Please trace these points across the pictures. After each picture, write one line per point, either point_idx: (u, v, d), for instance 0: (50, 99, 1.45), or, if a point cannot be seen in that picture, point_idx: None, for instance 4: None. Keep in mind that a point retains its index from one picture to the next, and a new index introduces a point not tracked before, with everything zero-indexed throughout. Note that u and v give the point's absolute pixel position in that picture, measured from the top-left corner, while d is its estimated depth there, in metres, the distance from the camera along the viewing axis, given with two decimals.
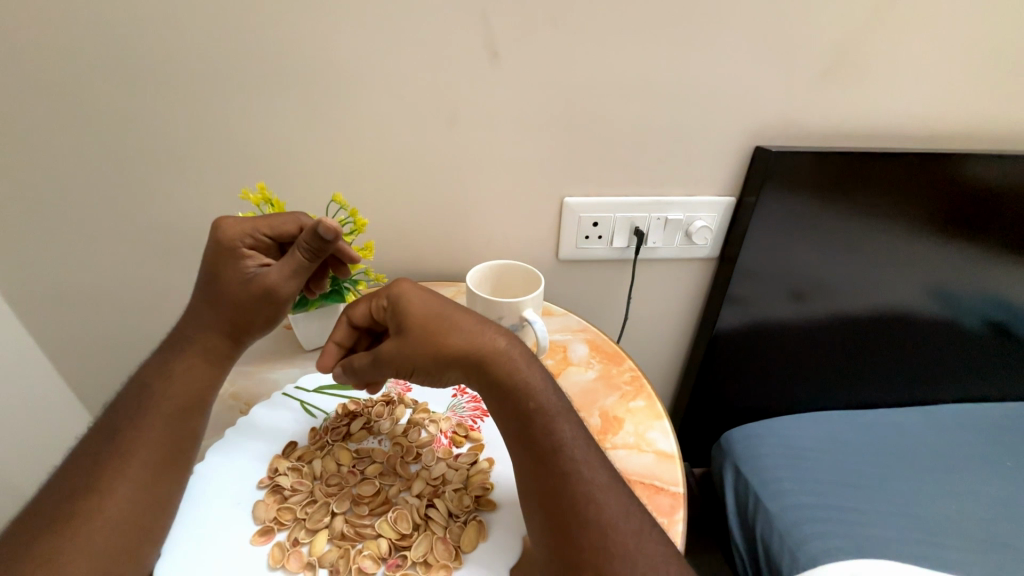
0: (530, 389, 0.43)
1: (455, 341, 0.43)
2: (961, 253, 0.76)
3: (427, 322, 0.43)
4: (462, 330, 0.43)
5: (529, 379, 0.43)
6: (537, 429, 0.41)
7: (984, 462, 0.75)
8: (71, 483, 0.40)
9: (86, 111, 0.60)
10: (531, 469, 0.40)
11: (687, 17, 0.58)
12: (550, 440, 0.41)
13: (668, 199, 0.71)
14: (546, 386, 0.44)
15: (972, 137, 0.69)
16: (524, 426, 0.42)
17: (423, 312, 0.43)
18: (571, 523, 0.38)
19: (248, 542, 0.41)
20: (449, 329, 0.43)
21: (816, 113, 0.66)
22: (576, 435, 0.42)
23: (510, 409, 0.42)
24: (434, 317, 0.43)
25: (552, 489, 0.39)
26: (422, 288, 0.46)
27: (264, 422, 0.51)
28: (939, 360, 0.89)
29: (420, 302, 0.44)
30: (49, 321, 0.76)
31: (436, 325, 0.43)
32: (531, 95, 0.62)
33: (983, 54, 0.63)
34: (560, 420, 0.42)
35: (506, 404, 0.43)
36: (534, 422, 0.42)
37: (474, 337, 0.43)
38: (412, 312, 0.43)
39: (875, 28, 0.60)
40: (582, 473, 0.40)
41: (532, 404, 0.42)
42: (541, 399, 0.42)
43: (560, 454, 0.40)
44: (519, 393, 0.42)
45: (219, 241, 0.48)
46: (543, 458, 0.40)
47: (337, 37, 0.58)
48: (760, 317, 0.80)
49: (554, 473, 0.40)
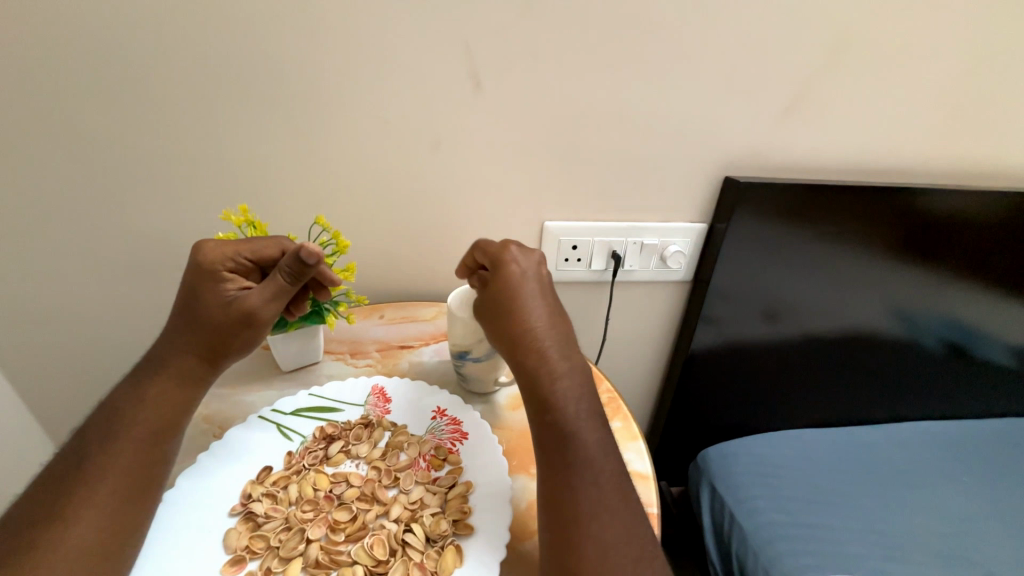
0: (562, 400, 0.46)
1: (519, 329, 0.48)
2: (917, 278, 0.81)
3: (511, 297, 0.48)
4: (531, 322, 0.48)
5: (565, 391, 0.46)
6: (563, 432, 0.45)
7: (942, 477, 0.79)
8: (32, 512, 0.39)
9: (62, 129, 0.60)
10: (547, 472, 0.44)
11: (660, 55, 0.62)
12: (570, 451, 0.44)
13: (644, 224, 0.74)
14: (584, 401, 0.47)
15: (923, 170, 0.74)
16: (550, 432, 0.45)
17: (513, 287, 0.49)
18: (568, 535, 0.40)
19: (218, 572, 0.40)
20: (522, 315, 0.48)
21: (781, 146, 0.70)
22: (598, 453, 0.44)
23: (543, 411, 0.46)
24: (515, 298, 0.48)
25: (559, 498, 0.42)
26: (532, 271, 0.50)
27: (238, 446, 0.50)
28: (901, 379, 0.93)
29: (519, 278, 0.49)
30: (11, 340, 0.73)
31: (514, 306, 0.48)
32: (512, 123, 0.64)
33: (929, 96, 0.68)
34: (583, 436, 0.45)
35: (541, 406, 0.46)
36: (560, 432, 0.45)
37: (538, 330, 0.48)
38: (505, 280, 0.49)
39: (832, 70, 0.65)
40: (591, 490, 0.42)
41: (562, 413, 0.45)
42: (571, 413, 0.45)
43: (574, 467, 0.43)
44: (554, 401, 0.46)
45: (198, 263, 0.48)
46: (559, 466, 0.44)
47: (324, 63, 0.59)
48: (732, 338, 0.83)
49: (564, 483, 0.43)
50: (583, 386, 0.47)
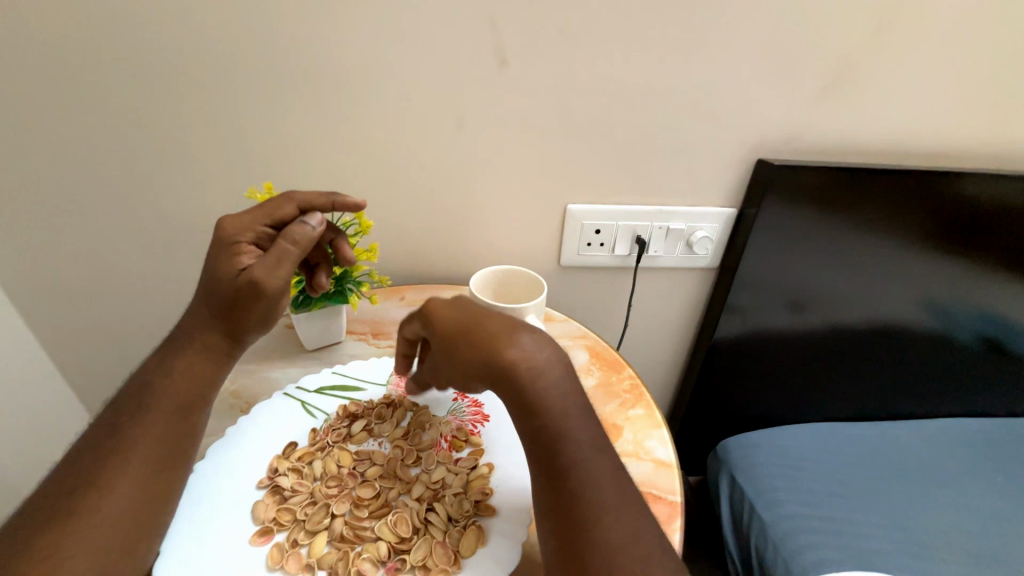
0: (540, 409, 0.39)
1: (472, 356, 0.41)
2: (958, 269, 0.77)
3: (450, 334, 0.43)
4: (478, 347, 0.41)
5: (541, 398, 0.40)
6: (552, 435, 0.39)
7: (976, 476, 0.76)
8: (72, 479, 0.40)
9: (92, 107, 0.60)
10: (542, 483, 0.40)
11: (694, 30, 0.59)
12: (562, 459, 0.39)
13: (671, 209, 0.71)
14: (568, 398, 0.41)
15: (972, 155, 0.70)
16: (537, 443, 0.40)
17: (448, 326, 0.43)
18: (572, 545, 0.37)
19: (247, 542, 0.41)
20: (465, 342, 0.42)
21: (818, 127, 0.66)
22: (592, 454, 0.39)
23: (524, 427, 0.40)
24: (456, 328, 0.43)
25: (558, 507, 0.38)
26: (450, 299, 0.45)
27: (265, 421, 0.51)
28: (934, 374, 0.89)
29: (447, 312, 0.44)
30: (49, 314, 0.76)
31: (458, 339, 0.42)
32: (536, 101, 0.63)
33: (983, 74, 0.64)
34: (572, 440, 0.39)
35: (520, 419, 0.40)
36: (546, 443, 0.39)
37: (497, 344, 0.41)
38: (439, 327, 0.44)
39: (878, 46, 0.61)
40: (590, 496, 0.38)
41: (548, 416, 0.39)
42: (554, 419, 0.39)
43: (569, 474, 0.39)
44: (532, 411, 0.40)
45: (218, 235, 0.48)
46: (552, 475, 0.39)
47: (347, 40, 0.58)
48: (758, 327, 0.81)
49: (561, 493, 0.38)
50: (565, 379, 0.41)
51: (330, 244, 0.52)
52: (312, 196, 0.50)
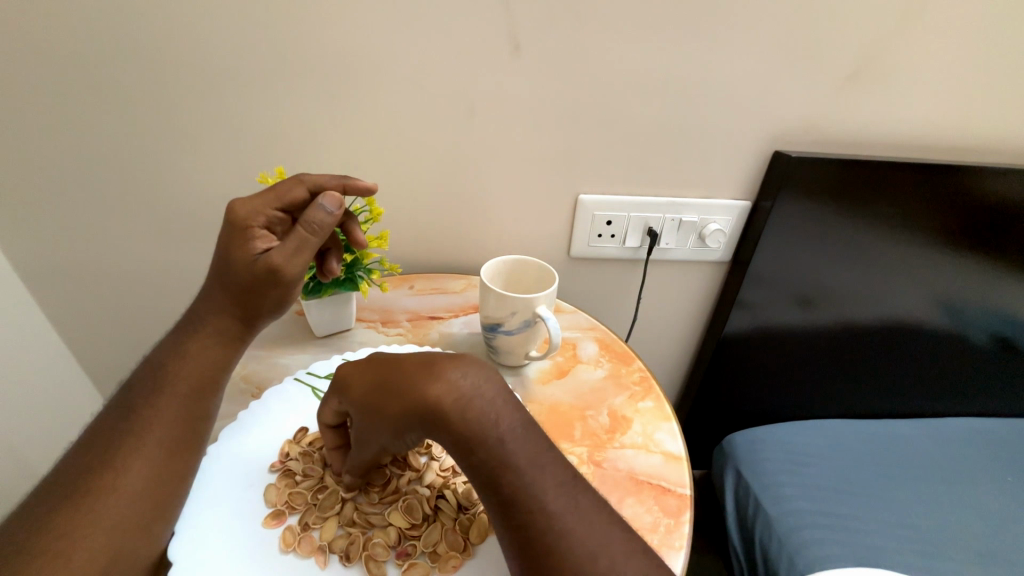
0: (473, 441, 0.36)
1: (392, 408, 0.38)
2: (975, 267, 0.75)
3: (366, 395, 0.40)
4: (395, 398, 0.38)
5: (470, 430, 0.36)
6: (491, 465, 0.35)
7: (986, 476, 0.75)
8: (87, 459, 0.41)
9: (103, 90, 0.60)
10: (496, 517, 0.36)
11: (712, 17, 0.58)
12: (507, 490, 0.35)
13: (684, 201, 0.70)
14: (502, 420, 0.37)
15: (994, 149, 0.68)
16: (480, 477, 0.36)
17: (362, 389, 0.40)
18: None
19: (260, 524, 0.42)
20: (382, 393, 0.39)
21: (837, 119, 0.65)
22: (540, 476, 0.36)
23: (464, 465, 0.37)
24: (371, 386, 0.40)
25: (515, 541, 0.35)
26: (361, 359, 0.42)
27: (276, 406, 0.52)
28: (946, 373, 0.88)
29: (359, 374, 0.41)
30: (64, 298, 0.77)
31: (373, 394, 0.39)
32: (549, 89, 0.62)
33: (1011, 65, 0.62)
34: (513, 469, 0.35)
35: (458, 457, 0.37)
36: (488, 477, 0.36)
37: (414, 387, 0.37)
38: (353, 393, 0.41)
39: (902, 35, 0.59)
40: (543, 525, 0.34)
41: (484, 447, 0.36)
42: (489, 450, 0.36)
43: (518, 507, 0.35)
44: (465, 448, 0.36)
45: (230, 219, 0.47)
46: (502, 510, 0.35)
47: (359, 24, 0.57)
48: (768, 323, 0.80)
49: (514, 526, 0.35)
50: (496, 399, 0.37)
51: (341, 227, 0.52)
52: (322, 179, 0.50)
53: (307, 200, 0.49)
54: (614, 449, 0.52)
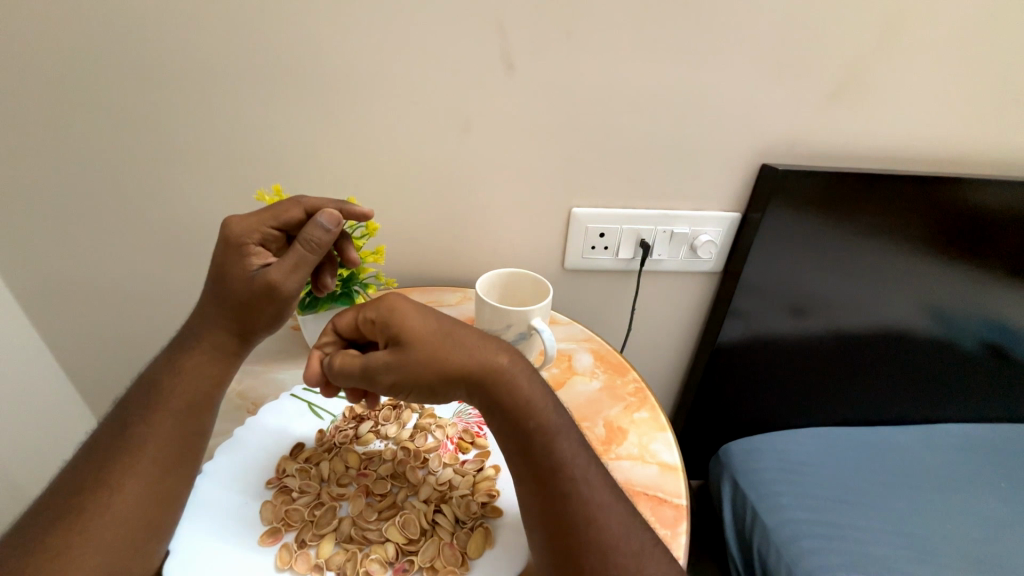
0: (532, 407, 0.41)
1: (453, 358, 0.41)
2: (963, 274, 0.77)
3: (422, 337, 0.41)
4: (461, 351, 0.41)
5: (532, 397, 0.41)
6: (538, 442, 0.40)
7: (980, 482, 0.75)
8: (81, 478, 0.40)
9: (100, 109, 0.61)
10: (529, 482, 0.39)
11: (699, 35, 0.60)
12: (552, 463, 0.39)
13: (674, 213, 0.72)
14: (548, 403, 0.42)
15: (976, 162, 0.71)
16: (526, 444, 0.40)
17: (417, 326, 0.41)
18: (565, 543, 0.37)
19: (256, 543, 0.41)
20: (439, 347, 0.41)
21: (822, 134, 0.67)
22: (579, 454, 0.40)
23: (510, 429, 0.41)
24: (429, 333, 0.41)
25: (549, 508, 0.38)
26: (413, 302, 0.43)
27: (273, 422, 0.52)
28: (940, 378, 0.89)
29: (415, 315, 0.42)
30: (55, 314, 0.76)
31: (427, 342, 0.41)
32: (543, 106, 0.63)
33: (986, 82, 0.64)
34: (563, 438, 0.40)
35: (508, 419, 0.41)
36: (537, 442, 0.40)
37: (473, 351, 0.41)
38: (405, 329, 0.41)
39: (880, 55, 0.62)
40: (584, 494, 0.38)
41: (537, 418, 0.40)
42: (546, 417, 0.41)
43: (563, 476, 0.39)
44: (521, 411, 0.40)
45: (225, 237, 0.48)
46: (541, 481, 0.39)
47: (355, 44, 0.59)
48: (762, 331, 0.81)
49: (553, 495, 0.38)
50: (541, 384, 0.43)
51: (335, 245, 0.52)
52: (319, 201, 0.50)
53: (303, 220, 0.49)
54: (610, 460, 0.52)
